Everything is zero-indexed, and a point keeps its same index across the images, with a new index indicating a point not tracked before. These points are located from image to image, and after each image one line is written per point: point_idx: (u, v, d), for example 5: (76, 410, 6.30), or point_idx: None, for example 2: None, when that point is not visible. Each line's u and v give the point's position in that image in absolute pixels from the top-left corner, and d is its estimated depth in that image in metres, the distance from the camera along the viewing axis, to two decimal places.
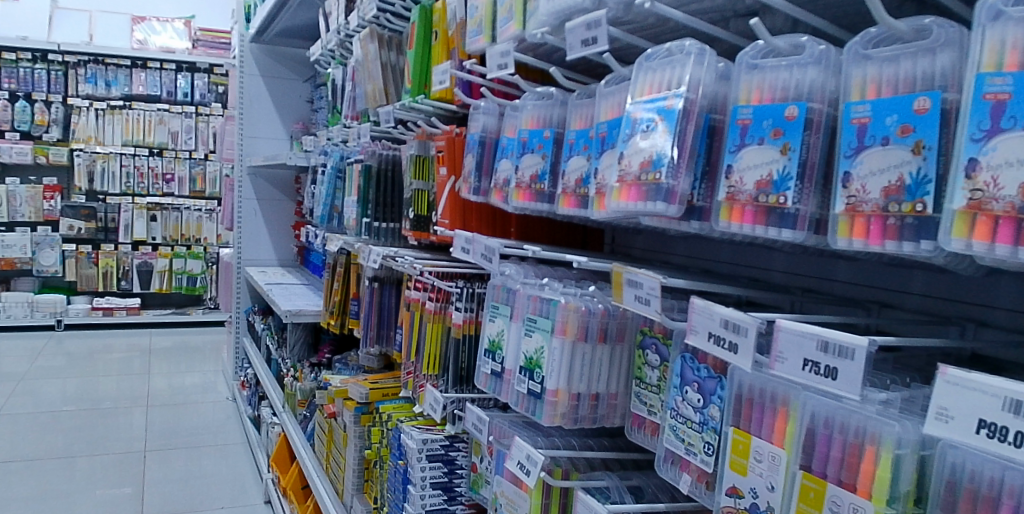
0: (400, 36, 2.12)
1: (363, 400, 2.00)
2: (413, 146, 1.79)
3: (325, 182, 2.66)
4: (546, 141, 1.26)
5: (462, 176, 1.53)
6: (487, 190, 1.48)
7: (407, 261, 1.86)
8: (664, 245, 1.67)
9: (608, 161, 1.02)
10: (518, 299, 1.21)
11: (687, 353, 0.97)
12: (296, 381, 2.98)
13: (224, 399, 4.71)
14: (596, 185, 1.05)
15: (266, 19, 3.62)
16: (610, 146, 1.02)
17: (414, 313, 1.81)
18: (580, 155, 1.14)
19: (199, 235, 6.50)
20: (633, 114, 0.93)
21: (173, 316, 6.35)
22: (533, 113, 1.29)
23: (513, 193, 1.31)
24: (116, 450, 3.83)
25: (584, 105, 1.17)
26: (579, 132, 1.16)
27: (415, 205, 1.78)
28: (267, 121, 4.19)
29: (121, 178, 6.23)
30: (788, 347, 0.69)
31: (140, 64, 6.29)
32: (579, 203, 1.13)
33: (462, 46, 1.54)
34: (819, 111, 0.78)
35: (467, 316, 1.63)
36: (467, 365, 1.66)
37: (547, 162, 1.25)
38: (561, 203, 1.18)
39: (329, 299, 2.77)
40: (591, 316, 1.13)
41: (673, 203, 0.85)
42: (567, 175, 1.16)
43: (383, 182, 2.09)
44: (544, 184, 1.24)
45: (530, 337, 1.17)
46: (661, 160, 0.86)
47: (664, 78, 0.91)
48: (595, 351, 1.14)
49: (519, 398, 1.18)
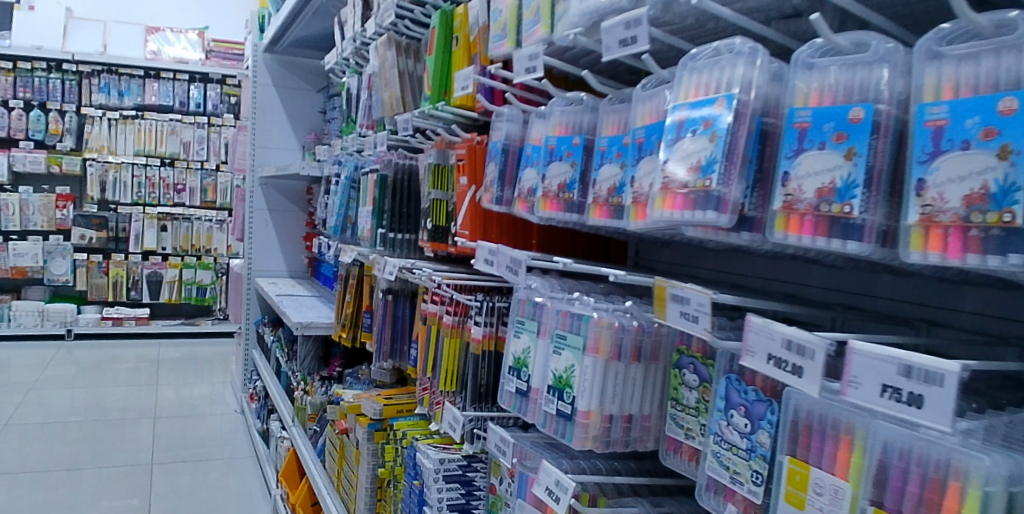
0: (418, 43, 2.07)
1: (377, 416, 1.94)
2: (432, 155, 1.73)
3: (338, 192, 2.62)
4: (576, 149, 1.19)
5: (484, 185, 1.47)
6: (510, 199, 1.42)
7: (424, 273, 1.80)
8: (692, 258, 1.61)
9: (648, 168, 0.95)
10: (546, 315, 1.15)
11: (731, 374, 0.91)
12: (307, 395, 2.93)
13: (232, 412, 4.66)
14: (632, 194, 0.98)
15: (280, 28, 3.59)
16: (649, 152, 0.96)
17: (431, 326, 1.76)
18: (614, 165, 1.08)
19: (209, 246, 6.48)
20: (677, 119, 0.86)
21: (182, 326, 6.32)
22: (561, 120, 1.23)
23: (540, 203, 1.24)
24: (124, 463, 3.76)
25: (617, 110, 1.11)
26: (612, 139, 1.10)
27: (433, 216, 1.71)
28: (279, 131, 4.15)
29: (133, 187, 6.22)
30: (863, 371, 0.62)
31: (153, 75, 6.31)
32: (614, 214, 1.07)
33: (484, 51, 1.49)
34: (886, 114, 0.71)
35: (487, 331, 1.58)
36: (487, 383, 1.60)
37: (577, 170, 1.18)
38: (592, 214, 1.11)
39: (340, 311, 2.73)
40: (624, 333, 1.06)
41: (724, 212, 0.79)
42: (598, 184, 1.10)
43: (399, 192, 2.04)
44: (574, 194, 1.18)
45: (558, 355, 1.10)
46: (711, 165, 0.79)
47: (712, 79, 0.85)
48: (628, 370, 1.07)
49: (547, 419, 1.11)
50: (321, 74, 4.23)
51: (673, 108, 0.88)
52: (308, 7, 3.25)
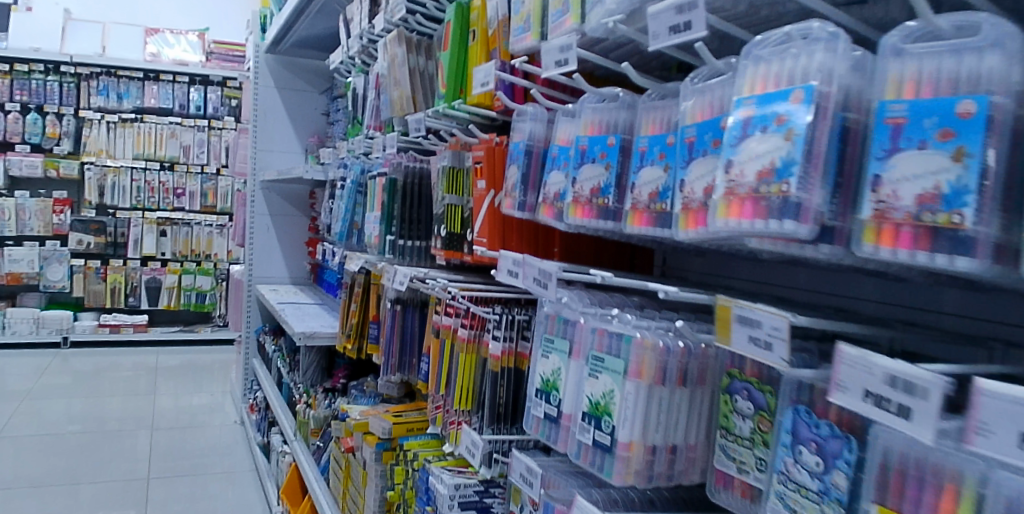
0: (429, 40, 1.98)
1: (386, 435, 1.84)
2: (446, 157, 1.62)
3: (344, 197, 2.52)
4: (611, 150, 1.07)
5: (504, 189, 1.37)
6: (533, 205, 1.31)
7: (438, 283, 1.70)
8: (727, 268, 1.44)
9: (704, 171, 0.84)
10: (580, 333, 1.04)
11: (800, 405, 0.81)
12: (310, 408, 2.85)
13: (232, 422, 4.54)
14: (683, 200, 0.87)
15: (283, 27, 3.49)
16: (702, 152, 0.85)
17: (445, 340, 1.67)
18: (657, 167, 0.97)
19: (209, 251, 6.38)
20: (742, 114, 0.74)
21: (181, 334, 6.21)
22: (592, 118, 1.12)
23: (570, 209, 1.13)
24: (119, 478, 3.63)
25: (660, 108, 1.00)
26: (653, 138, 0.99)
27: (448, 222, 1.61)
28: (282, 134, 4.05)
29: (132, 192, 6.13)
30: (995, 418, 0.52)
31: (153, 77, 6.21)
32: (658, 223, 0.96)
33: (505, 45, 1.39)
34: (1003, 107, 0.60)
35: (506, 347, 1.48)
36: (505, 401, 1.49)
37: (613, 173, 1.07)
38: (631, 222, 1.00)
39: (345, 321, 2.63)
40: (669, 355, 0.95)
41: (805, 222, 0.67)
42: (638, 189, 0.99)
43: (409, 197, 1.93)
44: (609, 199, 1.06)
45: (594, 379, 0.99)
46: (789, 168, 0.68)
47: (783, 69, 0.73)
48: (673, 395, 0.96)
49: (581, 449, 1.00)
50: (325, 75, 4.13)
51: (736, 102, 0.77)
52: (311, 6, 3.15)
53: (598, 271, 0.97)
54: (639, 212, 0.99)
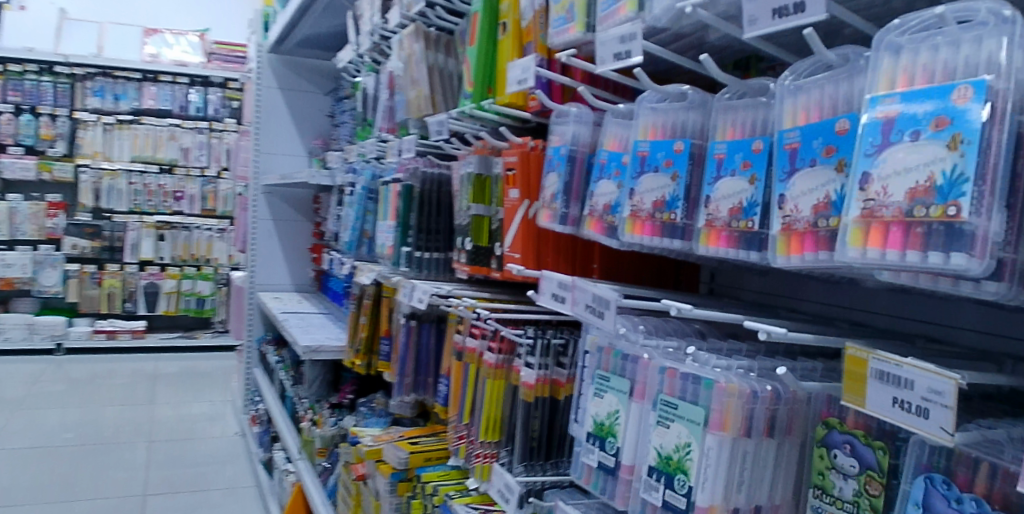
0: (449, 36, 1.85)
1: (401, 466, 1.69)
2: (472, 163, 1.48)
3: (353, 204, 2.38)
4: (677, 157, 0.92)
5: (541, 199, 1.22)
6: (576, 218, 1.17)
7: (461, 302, 1.57)
8: (792, 288, 1.26)
9: (817, 185, 0.69)
10: (645, 371, 0.90)
11: (935, 474, 0.65)
12: (315, 427, 2.72)
13: (232, 434, 4.39)
14: (783, 219, 0.72)
15: (287, 26, 3.35)
16: (810, 163, 0.70)
17: (469, 364, 1.54)
18: (740, 177, 0.81)
19: (209, 255, 6.25)
20: (882, 115, 0.59)
21: (181, 340, 6.07)
22: (654, 120, 0.97)
23: (626, 224, 0.98)
24: (112, 494, 3.45)
25: (741, 108, 0.85)
26: (734, 144, 0.83)
27: (474, 234, 1.46)
28: (286, 136, 3.91)
29: (129, 195, 5.98)
30: None
31: (152, 78, 6.07)
32: (743, 244, 0.81)
33: (541, 38, 1.24)
34: None
35: (541, 375, 1.34)
36: (539, 435, 1.35)
37: (682, 184, 0.91)
38: (705, 243, 0.85)
39: (354, 335, 2.49)
40: (756, 402, 0.80)
41: (978, 255, 0.52)
42: (714, 203, 0.84)
43: (427, 205, 1.78)
44: (677, 215, 0.91)
45: (664, 428, 0.84)
46: (958, 186, 0.52)
47: (939, 61, 0.57)
48: (759, 449, 0.81)
49: (647, 509, 0.86)
50: (330, 75, 3.98)
51: (868, 100, 0.61)
52: (316, 3, 3.01)
53: (669, 302, 0.82)
54: (716, 231, 0.84)
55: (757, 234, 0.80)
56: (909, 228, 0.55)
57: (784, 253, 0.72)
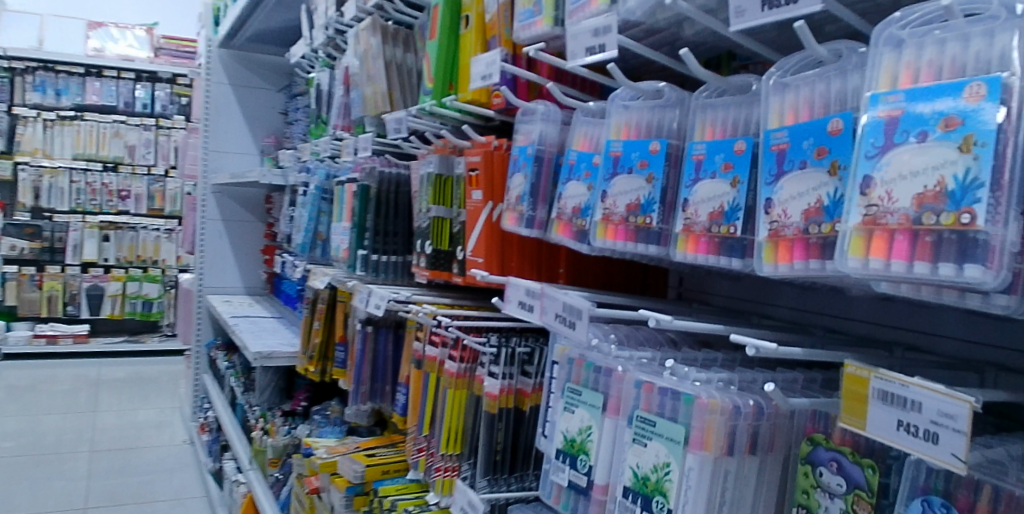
0: (407, 30, 1.78)
1: (358, 480, 1.62)
2: (432, 162, 1.41)
3: (306, 204, 2.28)
4: (653, 158, 0.86)
5: (506, 201, 1.16)
6: (543, 221, 1.11)
7: (421, 309, 1.49)
8: (765, 292, 1.23)
9: (808, 187, 0.64)
10: (621, 385, 0.84)
11: (933, 496, 0.61)
12: (267, 436, 2.61)
13: (180, 442, 4.22)
14: (770, 225, 0.67)
15: (238, 20, 3.23)
16: (800, 164, 0.65)
17: (430, 374, 1.47)
18: (721, 179, 0.76)
19: (156, 257, 6.03)
20: (882, 114, 0.54)
21: (126, 345, 5.83)
22: (627, 119, 0.92)
23: (598, 228, 0.93)
24: (50, 508, 3.27)
25: (722, 107, 0.80)
26: (713, 144, 0.78)
27: (434, 238, 1.40)
28: (236, 134, 3.77)
29: (71, 194, 5.73)
30: None
31: (95, 73, 5.83)
32: (724, 251, 0.76)
33: (507, 32, 1.19)
34: None
35: (505, 384, 1.28)
36: (503, 447, 1.29)
37: (658, 186, 0.86)
38: (682, 249, 0.80)
39: (307, 341, 2.40)
40: (738, 419, 0.75)
41: (993, 267, 0.48)
42: (692, 207, 0.79)
43: (384, 205, 1.70)
44: (652, 219, 0.86)
45: (642, 447, 0.79)
46: (969, 193, 0.48)
47: (945, 56, 0.53)
48: (741, 468, 0.75)
49: None
50: (284, 72, 3.86)
51: (868, 98, 0.57)
52: None
53: (647, 312, 0.77)
54: (694, 236, 0.79)
55: (739, 240, 0.75)
56: (916, 237, 0.51)
57: (772, 261, 0.67)
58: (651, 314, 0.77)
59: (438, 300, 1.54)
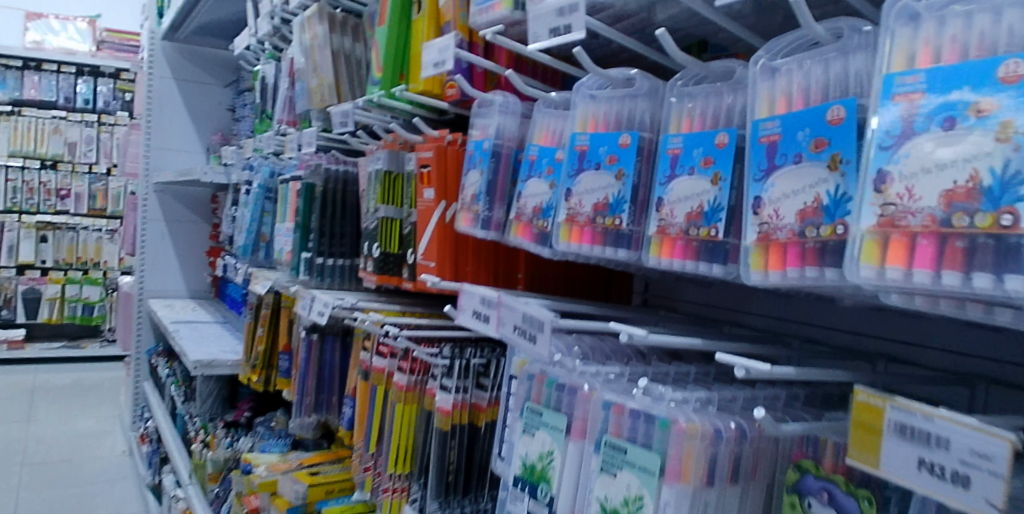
0: (357, 19, 1.67)
1: (300, 501, 1.50)
2: (380, 159, 1.30)
3: (249, 204, 2.15)
4: (623, 154, 0.78)
5: (460, 200, 1.06)
6: (500, 222, 1.01)
7: (364, 317, 1.37)
8: (737, 300, 1.16)
9: (805, 184, 0.56)
10: (586, 406, 0.75)
11: None
12: (208, 450, 2.46)
13: (120, 453, 4.01)
14: (760, 227, 0.60)
15: (182, 11, 3.06)
16: (797, 158, 0.57)
17: (377, 387, 1.36)
18: (700, 176, 0.68)
19: (98, 258, 5.75)
20: (902, 98, 0.49)
21: (64, 351, 5.54)
22: (594, 109, 0.83)
23: (561, 230, 0.84)
24: None
25: (701, 96, 0.72)
26: (692, 137, 0.70)
27: (382, 240, 1.29)
28: (180, 130, 3.59)
29: (5, 192, 5.41)
30: None
31: (33, 66, 5.53)
32: (703, 256, 0.68)
33: (462, 17, 1.09)
34: None
35: (458, 399, 1.18)
36: (456, 466, 1.18)
37: (628, 185, 0.77)
38: (655, 253, 0.72)
39: (250, 349, 2.26)
40: (720, 444, 0.66)
41: None
42: (667, 206, 0.70)
43: (331, 204, 1.59)
44: (622, 220, 0.77)
45: (610, 477, 0.70)
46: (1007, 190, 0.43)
47: (973, 31, 0.48)
48: (722, 499, 0.66)
49: None
50: (231, 67, 3.68)
51: (879, 82, 0.52)
52: None
53: (619, 326, 0.68)
54: (670, 239, 0.70)
55: (721, 244, 0.67)
56: (944, 241, 0.47)
57: (760, 267, 0.60)
58: (622, 328, 0.68)
59: (384, 307, 1.43)
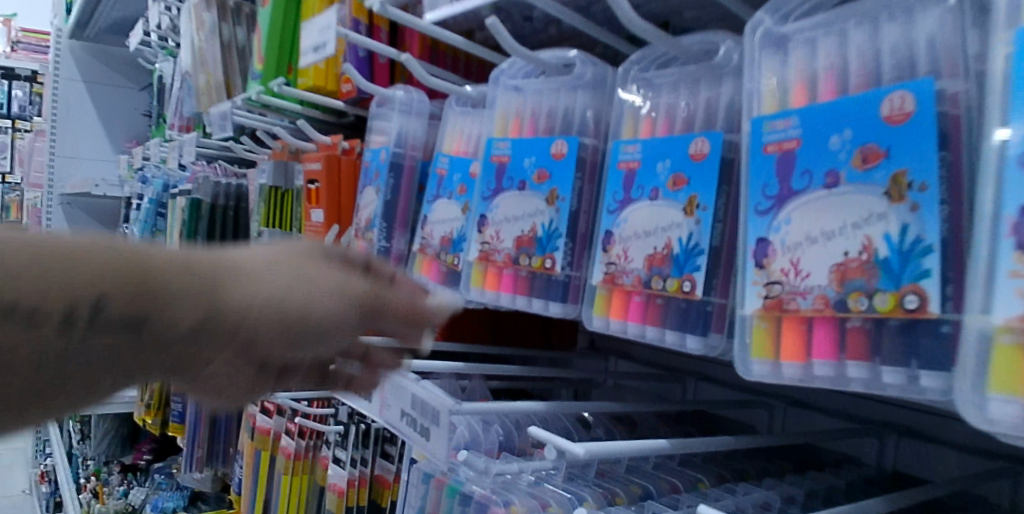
0: (253, 4, 1.41)
1: None
2: (264, 171, 1.05)
3: (139, 220, 1.86)
4: (556, 168, 0.54)
5: (354, 224, 0.82)
6: (403, 255, 0.77)
7: None
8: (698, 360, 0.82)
9: (845, 222, 0.34)
10: None
11: None
12: (96, 501, 2.14)
13: (17, 493, 3.57)
14: (770, 290, 0.36)
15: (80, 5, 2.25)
16: (837, 174, 0.35)
17: (263, 454, 1.10)
18: (669, 201, 0.45)
19: None
20: None
21: None
22: (521, 105, 0.60)
23: (473, 271, 0.61)
24: None
25: (670, 85, 0.49)
26: (658, 142, 0.47)
27: None
28: None
29: None
30: None
31: None
32: (671, 321, 0.45)
33: None
34: None
35: (353, 475, 0.91)
36: None
37: (561, 210, 0.54)
38: (602, 312, 0.49)
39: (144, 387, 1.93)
40: None
41: None
42: (619, 245, 0.47)
43: (219, 222, 1.34)
44: (555, 262, 0.54)
45: None
46: None
47: None
48: None
49: None
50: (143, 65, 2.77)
51: (1006, 50, 0.29)
52: None
53: (543, 436, 0.45)
54: (622, 293, 0.48)
55: (701, 304, 0.44)
56: None
57: (769, 354, 0.37)
58: (548, 439, 0.45)
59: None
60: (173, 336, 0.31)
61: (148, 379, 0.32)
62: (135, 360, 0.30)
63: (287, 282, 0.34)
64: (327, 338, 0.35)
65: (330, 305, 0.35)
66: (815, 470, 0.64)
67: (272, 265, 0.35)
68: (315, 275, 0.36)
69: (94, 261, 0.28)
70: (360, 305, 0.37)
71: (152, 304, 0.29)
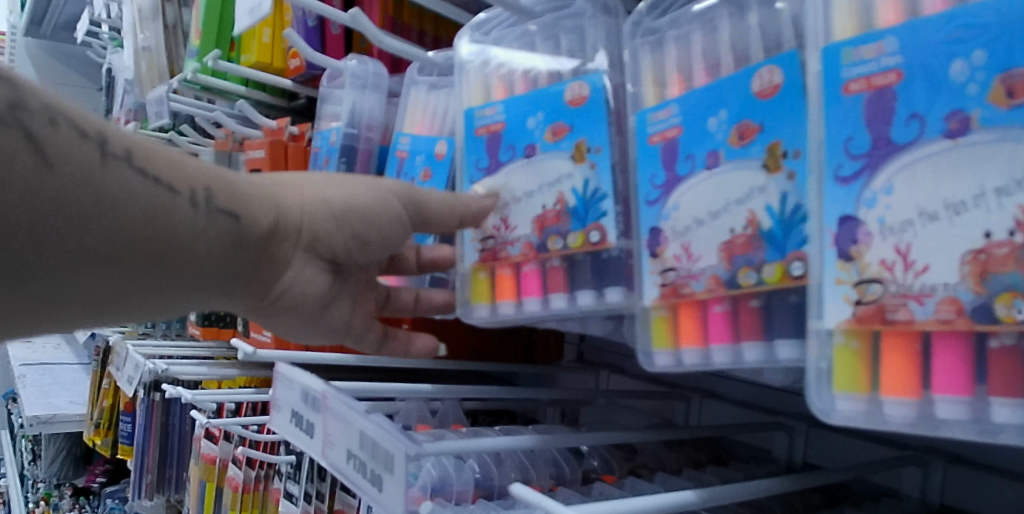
0: None
1: None
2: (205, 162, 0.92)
3: None
4: (575, 117, 0.41)
5: None
6: None
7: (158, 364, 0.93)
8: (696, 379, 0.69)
9: (983, 187, 0.24)
10: None
11: None
12: None
13: None
14: (863, 293, 0.26)
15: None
16: (971, 113, 0.24)
17: (208, 490, 0.97)
18: (737, 162, 0.34)
19: None
20: None
21: None
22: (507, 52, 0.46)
23: (477, 280, 0.46)
24: None
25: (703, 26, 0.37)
26: (709, 90, 0.35)
27: None
28: None
29: None
30: None
31: None
32: (784, 326, 0.33)
33: None
34: None
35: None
36: None
37: (597, 165, 0.40)
38: (668, 344, 0.37)
39: (94, 403, 1.74)
40: None
41: None
42: (686, 239, 0.36)
43: None
44: (605, 234, 0.40)
45: None
46: None
47: None
48: None
49: None
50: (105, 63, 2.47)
51: None
52: None
53: (530, 497, 0.34)
54: (691, 308, 0.36)
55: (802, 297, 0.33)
56: None
57: (863, 387, 0.27)
58: (538, 502, 0.34)
59: (217, 357, 0.99)
60: (240, 237, 0.37)
61: (238, 277, 0.38)
62: (210, 263, 0.36)
63: (329, 193, 0.41)
64: (378, 235, 0.43)
65: (373, 207, 0.42)
66: (847, 505, 0.50)
67: (322, 183, 0.42)
68: (355, 186, 0.43)
69: (174, 152, 0.34)
70: (396, 210, 0.43)
71: (231, 193, 0.36)
